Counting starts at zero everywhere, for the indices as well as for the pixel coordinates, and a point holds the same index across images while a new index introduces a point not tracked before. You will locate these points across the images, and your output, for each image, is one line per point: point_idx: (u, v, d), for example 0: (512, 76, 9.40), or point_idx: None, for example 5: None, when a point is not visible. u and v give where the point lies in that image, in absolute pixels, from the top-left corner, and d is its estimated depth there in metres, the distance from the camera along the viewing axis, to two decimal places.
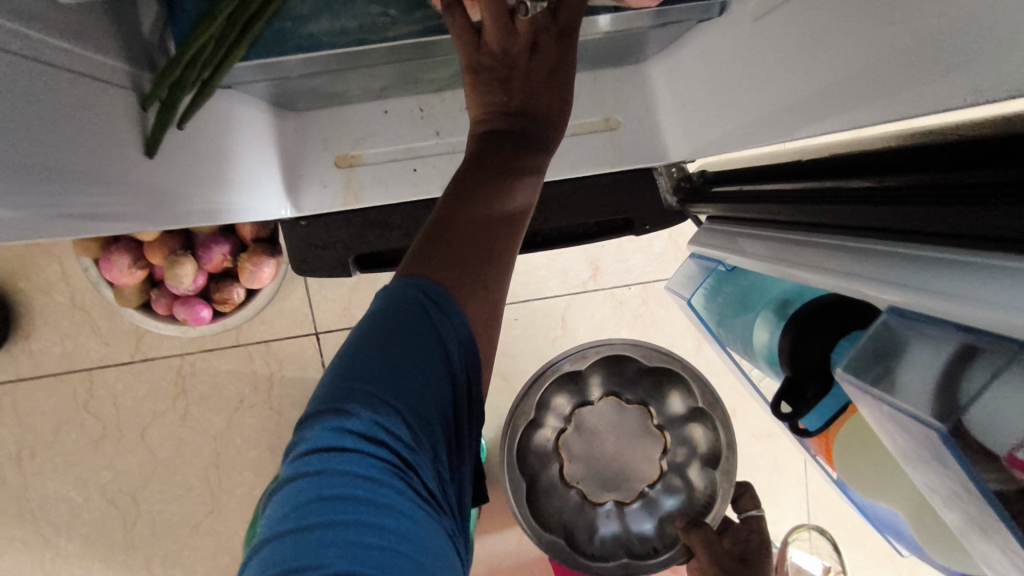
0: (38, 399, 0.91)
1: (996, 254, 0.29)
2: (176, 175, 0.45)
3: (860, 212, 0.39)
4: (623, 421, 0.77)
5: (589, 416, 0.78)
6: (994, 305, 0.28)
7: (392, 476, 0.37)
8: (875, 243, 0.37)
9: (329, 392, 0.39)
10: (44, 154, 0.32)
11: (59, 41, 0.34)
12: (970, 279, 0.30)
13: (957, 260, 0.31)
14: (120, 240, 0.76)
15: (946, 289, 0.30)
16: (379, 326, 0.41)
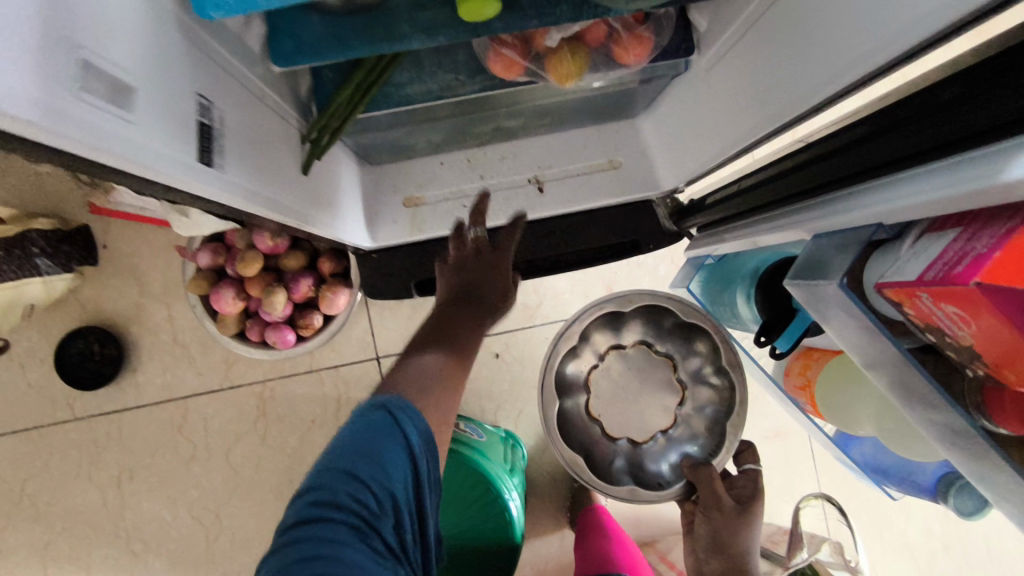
0: (140, 425, 1.06)
1: (870, 179, 0.44)
2: (315, 194, 0.63)
3: (802, 180, 0.55)
4: (652, 372, 0.85)
5: (616, 360, 0.86)
6: (864, 206, 0.44)
7: (356, 538, 0.44)
8: (812, 198, 0.52)
9: (310, 480, 0.48)
10: (268, 161, 0.51)
11: (271, 94, 0.53)
12: (854, 198, 0.46)
13: (853, 190, 0.46)
14: (226, 279, 0.95)
15: (849, 207, 0.45)
16: (345, 440, 0.49)
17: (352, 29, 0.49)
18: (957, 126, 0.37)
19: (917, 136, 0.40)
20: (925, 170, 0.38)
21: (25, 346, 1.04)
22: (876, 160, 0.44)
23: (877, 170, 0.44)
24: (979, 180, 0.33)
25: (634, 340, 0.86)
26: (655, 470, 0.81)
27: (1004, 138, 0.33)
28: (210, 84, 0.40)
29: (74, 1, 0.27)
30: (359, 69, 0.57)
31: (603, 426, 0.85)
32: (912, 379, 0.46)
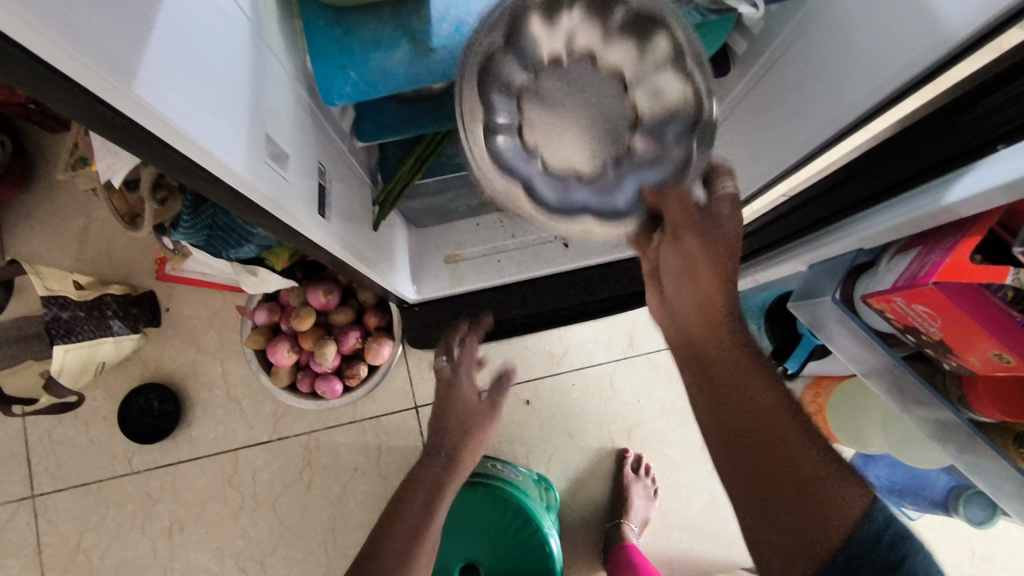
0: (192, 477, 1.12)
1: (849, 216, 0.55)
2: (381, 248, 0.74)
3: (790, 224, 0.65)
4: (600, 71, 0.55)
5: (552, 78, 0.55)
6: (848, 238, 0.54)
7: None
8: (805, 238, 0.63)
9: None
10: (356, 218, 0.62)
11: (357, 162, 0.65)
12: (837, 232, 0.57)
13: (838, 225, 0.56)
14: (282, 334, 1.04)
15: (835, 240, 0.56)
16: None
17: (423, 112, 0.61)
18: (901, 168, 0.47)
19: (872, 180, 0.51)
20: (891, 203, 0.49)
21: (90, 404, 1.12)
22: (846, 201, 0.54)
23: (851, 209, 0.54)
24: (928, 207, 0.44)
25: (580, 48, 0.55)
26: (601, 122, 0.57)
27: (941, 173, 0.44)
28: (325, 157, 0.51)
29: (264, 98, 0.38)
30: (418, 144, 0.68)
31: (544, 165, 0.57)
32: (911, 388, 0.53)
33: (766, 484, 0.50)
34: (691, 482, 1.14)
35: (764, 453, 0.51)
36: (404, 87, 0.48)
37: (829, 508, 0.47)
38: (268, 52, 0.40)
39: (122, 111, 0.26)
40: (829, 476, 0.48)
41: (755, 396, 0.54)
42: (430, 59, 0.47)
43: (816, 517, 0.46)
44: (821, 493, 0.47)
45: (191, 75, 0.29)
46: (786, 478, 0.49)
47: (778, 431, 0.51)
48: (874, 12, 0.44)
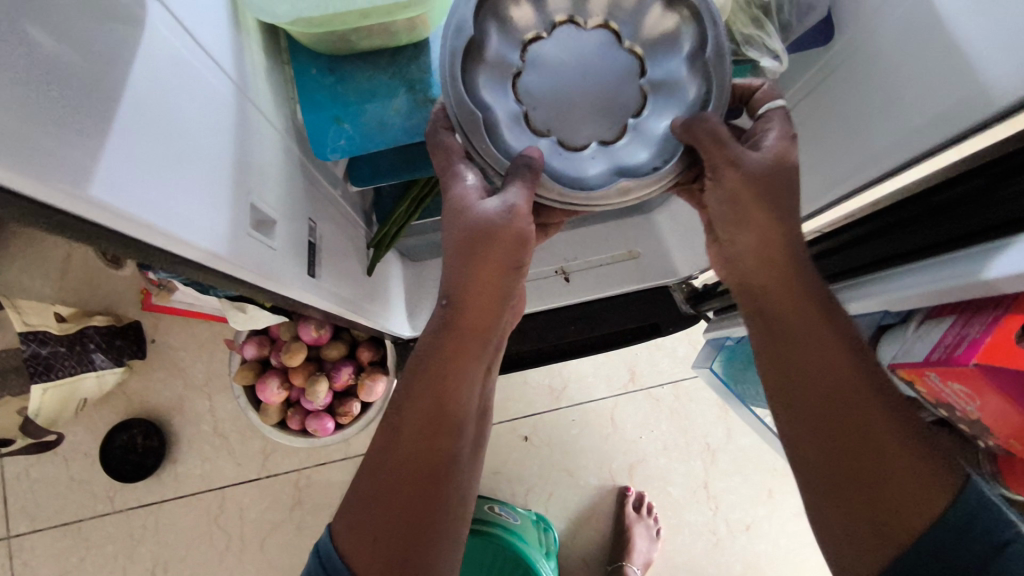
0: (177, 516, 1.07)
1: (877, 271, 0.50)
2: (375, 293, 0.71)
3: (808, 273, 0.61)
4: (591, 40, 0.49)
5: (549, 54, 0.49)
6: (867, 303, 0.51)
7: None
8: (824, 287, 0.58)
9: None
10: (348, 268, 0.58)
11: (351, 208, 0.61)
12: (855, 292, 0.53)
13: (862, 278, 0.52)
14: (272, 370, 1.00)
15: (856, 296, 0.51)
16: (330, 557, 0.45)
17: (422, 154, 0.58)
18: (947, 228, 0.43)
19: (914, 235, 0.46)
20: (921, 265, 0.44)
21: (71, 440, 1.08)
22: (880, 255, 0.50)
23: (882, 264, 0.50)
24: (966, 277, 0.39)
25: (563, 25, 0.49)
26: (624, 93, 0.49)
27: (989, 240, 0.40)
28: (316, 210, 0.48)
29: (250, 161, 0.35)
30: (415, 185, 0.65)
31: (565, 142, 0.48)
32: None
33: (844, 455, 0.44)
34: (694, 521, 1.10)
35: (842, 419, 0.44)
36: (401, 140, 0.45)
37: (914, 488, 0.42)
38: (253, 111, 0.36)
39: (89, 217, 0.23)
40: (918, 449, 0.43)
41: (833, 353, 0.46)
42: (430, 111, 0.44)
43: (897, 496, 0.42)
44: (903, 468, 0.42)
45: (162, 158, 0.26)
46: (871, 449, 0.43)
47: (862, 395, 0.44)
48: (908, 65, 0.41)
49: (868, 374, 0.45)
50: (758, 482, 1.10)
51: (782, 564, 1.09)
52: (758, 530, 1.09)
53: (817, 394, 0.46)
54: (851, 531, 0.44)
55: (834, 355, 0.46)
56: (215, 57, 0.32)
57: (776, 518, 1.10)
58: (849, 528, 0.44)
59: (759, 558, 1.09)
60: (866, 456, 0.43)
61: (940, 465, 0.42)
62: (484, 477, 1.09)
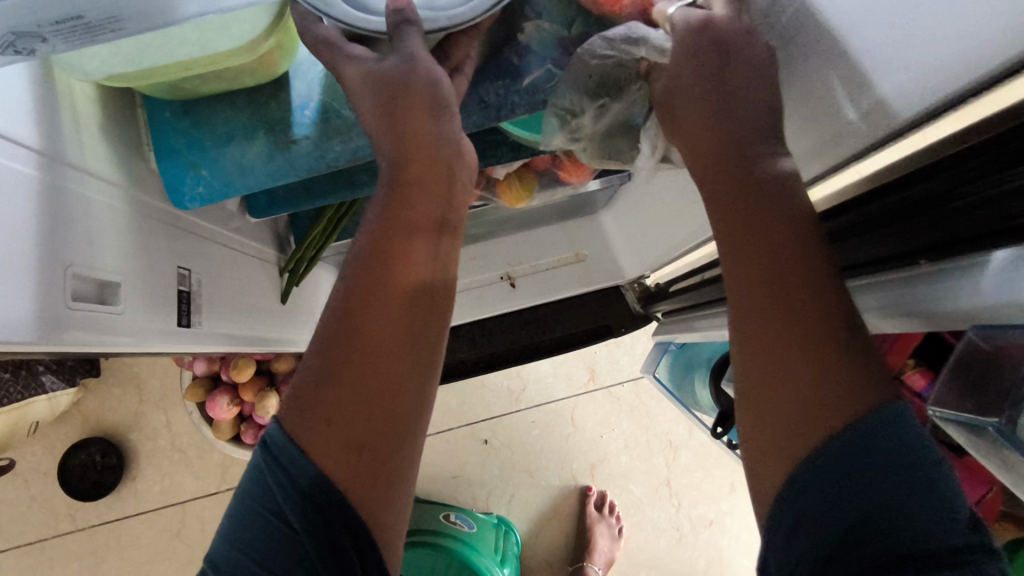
0: (138, 532, 1.08)
1: (892, 268, 0.37)
2: (297, 317, 0.70)
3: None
4: None
5: None
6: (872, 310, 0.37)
7: None
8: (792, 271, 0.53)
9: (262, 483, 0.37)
10: (253, 302, 0.57)
11: (254, 239, 0.60)
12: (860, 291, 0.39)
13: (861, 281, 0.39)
14: (221, 386, 0.99)
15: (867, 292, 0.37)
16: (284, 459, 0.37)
17: (321, 181, 0.55)
18: (974, 220, 0.32)
19: (935, 221, 0.34)
20: (930, 267, 0.33)
21: (29, 461, 1.07)
22: (884, 251, 0.38)
23: (885, 263, 0.38)
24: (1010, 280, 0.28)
25: None
26: None
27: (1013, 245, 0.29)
28: (190, 255, 0.46)
29: (64, 226, 0.33)
30: (327, 208, 0.62)
31: None
32: None
33: (758, 355, 0.36)
34: (657, 519, 1.10)
35: (766, 310, 0.36)
36: (266, 183, 0.42)
37: (826, 400, 0.33)
38: (75, 175, 0.34)
39: None
40: (851, 357, 0.33)
41: (772, 225, 0.37)
42: (291, 154, 0.41)
43: (804, 415, 0.33)
44: (794, 335, 0.34)
45: None
46: (789, 346, 0.35)
47: (795, 280, 0.35)
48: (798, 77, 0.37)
49: (804, 251, 0.36)
50: (720, 477, 1.10)
51: (748, 558, 1.09)
52: (721, 526, 1.09)
53: (748, 264, 0.37)
54: (758, 452, 0.35)
55: (769, 230, 0.37)
56: (6, 132, 0.30)
57: (738, 512, 1.09)
58: (755, 446, 0.36)
59: (723, 552, 1.09)
60: (781, 353, 0.35)
61: (874, 394, 0.33)
62: (445, 482, 1.08)
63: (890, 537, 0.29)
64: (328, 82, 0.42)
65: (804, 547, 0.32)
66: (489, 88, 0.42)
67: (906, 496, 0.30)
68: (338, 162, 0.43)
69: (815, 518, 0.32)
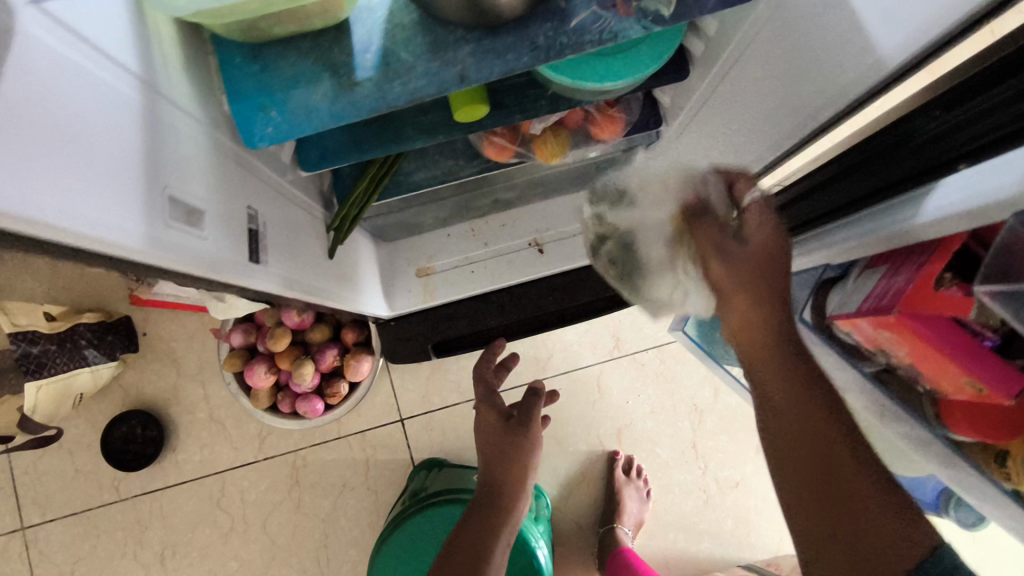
0: (180, 501, 1.11)
1: (878, 204, 0.46)
2: (341, 275, 0.72)
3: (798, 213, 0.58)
4: None
5: None
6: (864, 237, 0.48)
7: None
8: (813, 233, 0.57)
9: None
10: (305, 252, 0.60)
11: (303, 193, 0.62)
12: (856, 227, 0.49)
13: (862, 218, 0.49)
14: (258, 356, 1.02)
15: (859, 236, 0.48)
16: None
17: (368, 134, 0.58)
18: (970, 132, 0.37)
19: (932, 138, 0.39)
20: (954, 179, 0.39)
21: (73, 433, 1.11)
22: (879, 180, 0.45)
23: (891, 190, 0.44)
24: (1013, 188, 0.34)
25: None
26: None
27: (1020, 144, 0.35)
28: (254, 198, 0.49)
29: (162, 154, 0.35)
30: (371, 165, 0.65)
31: None
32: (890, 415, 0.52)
33: (820, 520, 0.45)
34: (684, 482, 1.12)
35: (824, 493, 0.45)
36: (329, 125, 0.44)
37: (898, 551, 0.42)
38: (167, 106, 0.37)
39: None
40: (904, 519, 0.42)
41: (818, 423, 0.47)
42: (354, 96, 0.44)
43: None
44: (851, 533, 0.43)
45: (57, 162, 0.27)
46: (852, 517, 0.43)
47: (845, 467, 0.45)
48: (804, 30, 0.41)
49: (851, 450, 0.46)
50: (745, 439, 1.12)
51: (774, 518, 1.11)
52: (747, 487, 1.11)
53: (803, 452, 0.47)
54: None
55: (820, 431, 0.47)
56: (115, 58, 0.33)
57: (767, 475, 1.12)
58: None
59: (750, 513, 1.11)
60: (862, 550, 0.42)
61: (925, 540, 0.41)
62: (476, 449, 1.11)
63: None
64: (388, 26, 0.44)
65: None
66: (541, 30, 0.44)
67: None
68: (396, 104, 0.44)
69: None
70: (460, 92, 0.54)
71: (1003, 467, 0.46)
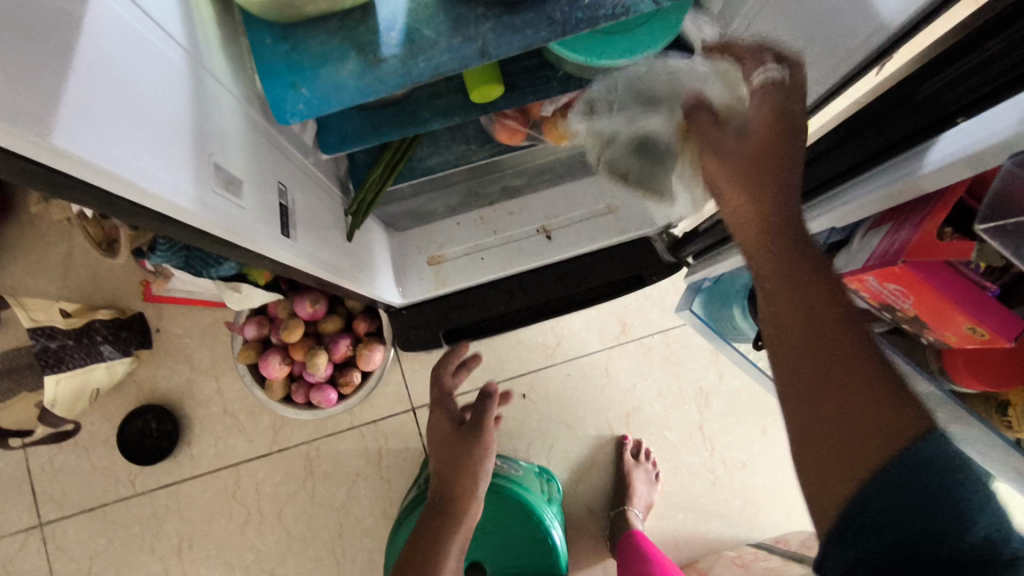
0: (196, 494, 1.13)
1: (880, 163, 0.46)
2: (358, 260, 0.75)
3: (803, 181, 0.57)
4: None
5: None
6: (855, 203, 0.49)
7: None
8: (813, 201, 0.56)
9: None
10: (327, 233, 0.62)
11: (323, 177, 0.65)
12: (857, 186, 0.49)
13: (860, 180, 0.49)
14: (272, 347, 1.04)
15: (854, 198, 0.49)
16: None
17: (386, 116, 0.60)
18: (968, 86, 0.38)
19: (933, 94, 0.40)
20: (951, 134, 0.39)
21: (89, 429, 1.12)
22: (891, 136, 0.45)
23: (902, 145, 0.44)
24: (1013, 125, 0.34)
25: None
26: None
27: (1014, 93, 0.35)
28: (284, 174, 0.51)
29: (208, 125, 0.38)
30: (387, 149, 0.67)
31: None
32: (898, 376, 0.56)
33: (808, 407, 0.41)
34: (692, 464, 1.14)
35: (828, 356, 0.41)
36: (356, 100, 0.47)
37: (884, 428, 0.38)
38: (209, 78, 0.39)
39: (44, 161, 0.26)
40: (899, 400, 0.38)
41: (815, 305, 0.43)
42: (380, 71, 0.46)
43: (863, 440, 0.38)
44: (843, 397, 0.40)
45: (123, 119, 0.29)
46: (839, 396, 0.40)
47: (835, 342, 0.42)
48: None
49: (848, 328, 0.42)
50: (752, 421, 1.14)
51: (781, 497, 1.13)
52: (754, 468, 1.13)
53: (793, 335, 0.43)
54: (816, 481, 0.40)
55: (810, 315, 0.43)
56: (165, 27, 0.34)
57: (775, 455, 1.14)
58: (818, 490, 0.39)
59: (757, 493, 1.13)
60: (838, 414, 0.40)
61: (920, 420, 0.37)
62: None
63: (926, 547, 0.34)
64: (412, 6, 0.46)
65: (863, 554, 0.36)
66: (557, 7, 0.46)
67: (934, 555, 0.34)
68: (419, 79, 0.47)
69: (868, 543, 0.36)
70: (476, 73, 0.56)
71: (1005, 416, 0.50)
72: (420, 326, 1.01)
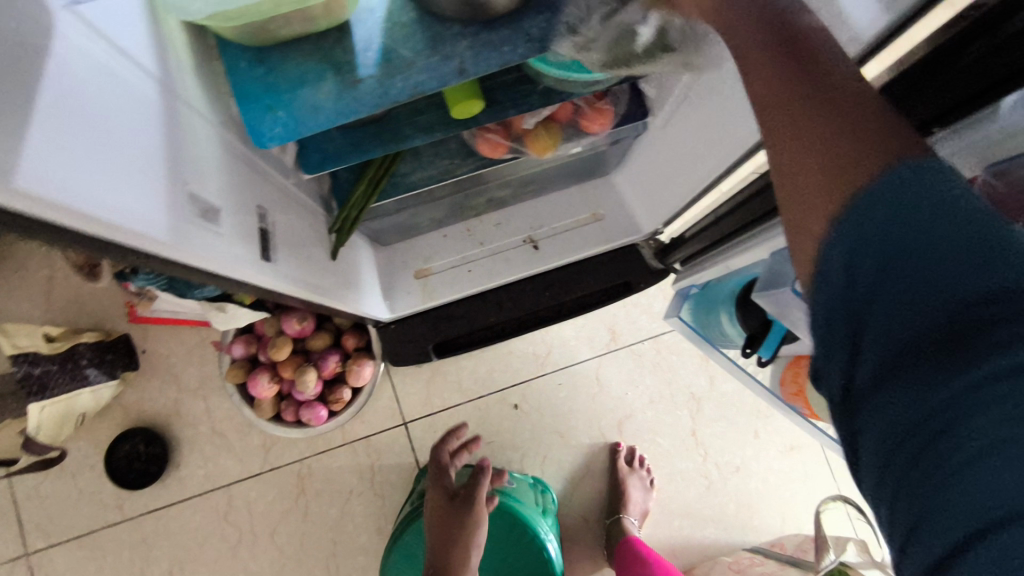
0: (186, 516, 1.11)
1: None
2: (343, 278, 0.74)
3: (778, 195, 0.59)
4: None
5: None
6: None
7: None
8: None
9: None
10: (309, 253, 0.62)
11: (303, 196, 0.64)
12: None
13: None
14: (260, 366, 1.03)
15: None
16: None
17: (367, 134, 0.60)
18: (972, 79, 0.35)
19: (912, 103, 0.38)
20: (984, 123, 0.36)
21: (76, 455, 1.10)
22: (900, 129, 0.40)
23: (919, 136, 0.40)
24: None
25: None
26: None
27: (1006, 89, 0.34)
28: (263, 197, 0.50)
29: (182, 155, 0.37)
30: (369, 166, 0.67)
31: None
32: None
33: (799, 165, 0.33)
34: (686, 469, 1.14)
35: (794, 101, 0.33)
36: (334, 122, 0.46)
37: (852, 163, 0.31)
38: (183, 106, 0.39)
39: (9, 203, 0.25)
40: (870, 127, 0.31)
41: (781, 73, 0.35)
42: (358, 91, 0.46)
43: (832, 182, 0.32)
44: (812, 140, 0.32)
45: (92, 156, 0.29)
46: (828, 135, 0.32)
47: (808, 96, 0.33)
48: None
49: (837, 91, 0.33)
50: (744, 425, 1.14)
51: (776, 499, 1.13)
52: (747, 471, 1.13)
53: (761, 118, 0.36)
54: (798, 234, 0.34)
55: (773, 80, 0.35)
56: (134, 55, 0.34)
57: (767, 457, 1.14)
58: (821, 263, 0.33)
59: (751, 497, 1.13)
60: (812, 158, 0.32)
61: (889, 151, 0.30)
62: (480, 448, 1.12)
63: (935, 296, 0.28)
64: (388, 26, 0.46)
65: (858, 307, 0.30)
66: (534, 24, 0.46)
67: (934, 290, 0.28)
68: (398, 98, 0.46)
69: (857, 302, 0.30)
70: (456, 90, 0.56)
71: None
72: (410, 340, 1.00)
